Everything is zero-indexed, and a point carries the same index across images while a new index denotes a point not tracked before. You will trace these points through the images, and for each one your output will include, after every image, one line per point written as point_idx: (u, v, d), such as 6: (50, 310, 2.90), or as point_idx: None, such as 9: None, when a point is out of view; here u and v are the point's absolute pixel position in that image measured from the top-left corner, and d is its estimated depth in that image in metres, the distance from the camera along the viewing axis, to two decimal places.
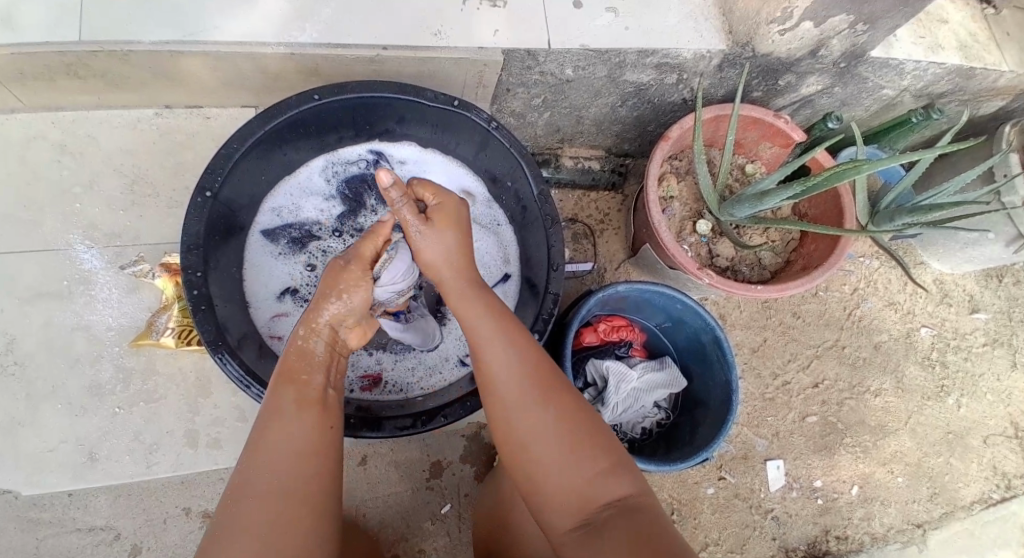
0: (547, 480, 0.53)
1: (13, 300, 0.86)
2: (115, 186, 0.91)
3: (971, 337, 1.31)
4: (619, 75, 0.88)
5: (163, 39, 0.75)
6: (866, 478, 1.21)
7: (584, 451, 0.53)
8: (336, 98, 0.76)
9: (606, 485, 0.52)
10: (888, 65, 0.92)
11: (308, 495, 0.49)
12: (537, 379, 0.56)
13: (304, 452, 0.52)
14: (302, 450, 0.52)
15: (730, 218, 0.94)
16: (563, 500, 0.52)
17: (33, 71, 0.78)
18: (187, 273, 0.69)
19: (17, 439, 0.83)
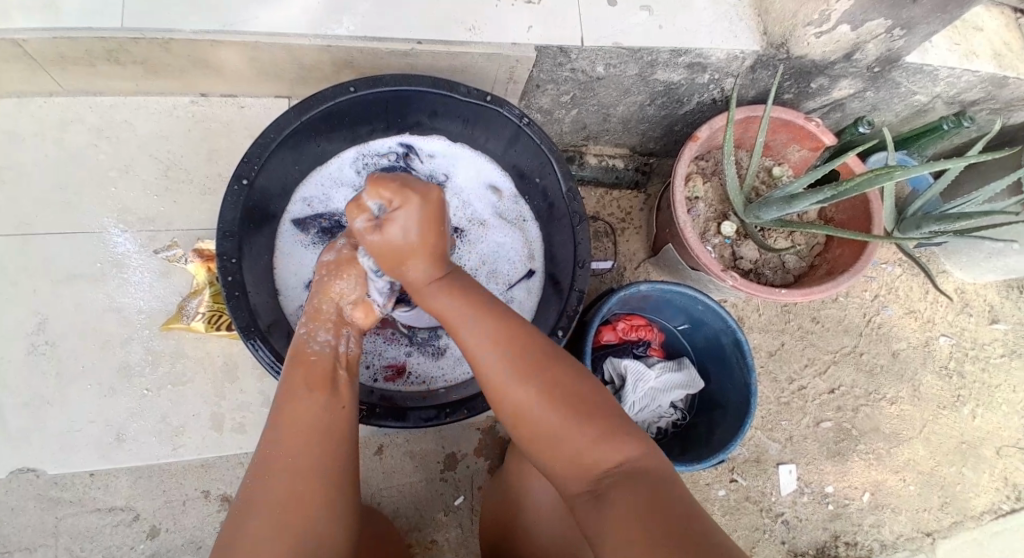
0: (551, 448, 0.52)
1: (48, 281, 0.87)
2: (151, 170, 0.92)
3: (990, 348, 1.30)
4: (649, 74, 0.88)
5: (203, 28, 0.75)
6: (878, 485, 1.20)
7: (583, 421, 0.52)
8: (371, 91, 0.76)
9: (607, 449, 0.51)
10: (922, 71, 0.91)
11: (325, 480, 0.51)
12: (521, 354, 0.55)
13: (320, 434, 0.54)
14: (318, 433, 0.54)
15: (756, 221, 0.94)
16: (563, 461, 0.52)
17: (74, 56, 0.79)
18: (222, 259, 0.70)
19: (48, 416, 0.85)
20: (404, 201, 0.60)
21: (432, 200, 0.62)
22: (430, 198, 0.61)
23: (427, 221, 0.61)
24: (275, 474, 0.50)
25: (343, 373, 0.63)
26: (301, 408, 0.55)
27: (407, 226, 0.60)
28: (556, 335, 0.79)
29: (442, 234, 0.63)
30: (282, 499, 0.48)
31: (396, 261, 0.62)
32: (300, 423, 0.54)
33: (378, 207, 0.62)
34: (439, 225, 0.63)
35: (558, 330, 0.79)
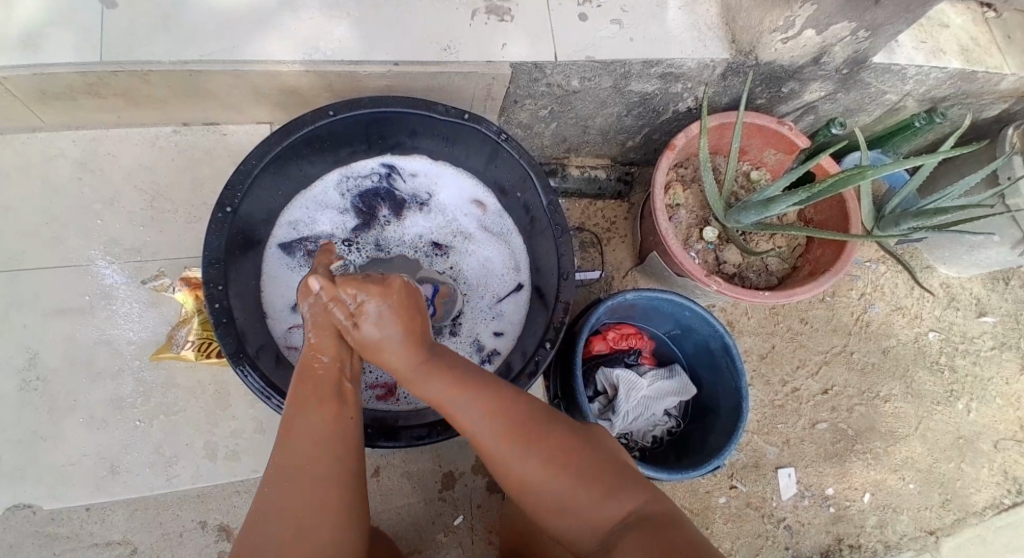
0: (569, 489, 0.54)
1: (32, 315, 0.87)
2: (132, 201, 0.92)
3: (979, 341, 1.30)
4: (624, 86, 0.89)
5: (181, 57, 0.76)
6: (879, 484, 1.20)
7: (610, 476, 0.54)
8: (350, 113, 0.78)
9: (616, 500, 0.52)
10: (890, 71, 0.94)
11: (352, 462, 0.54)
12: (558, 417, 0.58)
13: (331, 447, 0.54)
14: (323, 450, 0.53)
15: (736, 225, 0.95)
16: (577, 522, 0.53)
17: (54, 90, 0.80)
18: (207, 286, 0.70)
19: (36, 452, 0.84)
20: (379, 294, 0.59)
21: (397, 297, 0.60)
22: (392, 295, 0.60)
23: (401, 319, 0.60)
24: (282, 507, 0.48)
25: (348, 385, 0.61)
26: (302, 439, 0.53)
27: (384, 327, 0.59)
28: (544, 346, 0.79)
29: (420, 344, 0.60)
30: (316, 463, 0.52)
31: (373, 355, 0.61)
32: (301, 452, 0.52)
33: (368, 301, 0.59)
34: (417, 333, 0.61)
35: (546, 340, 0.79)
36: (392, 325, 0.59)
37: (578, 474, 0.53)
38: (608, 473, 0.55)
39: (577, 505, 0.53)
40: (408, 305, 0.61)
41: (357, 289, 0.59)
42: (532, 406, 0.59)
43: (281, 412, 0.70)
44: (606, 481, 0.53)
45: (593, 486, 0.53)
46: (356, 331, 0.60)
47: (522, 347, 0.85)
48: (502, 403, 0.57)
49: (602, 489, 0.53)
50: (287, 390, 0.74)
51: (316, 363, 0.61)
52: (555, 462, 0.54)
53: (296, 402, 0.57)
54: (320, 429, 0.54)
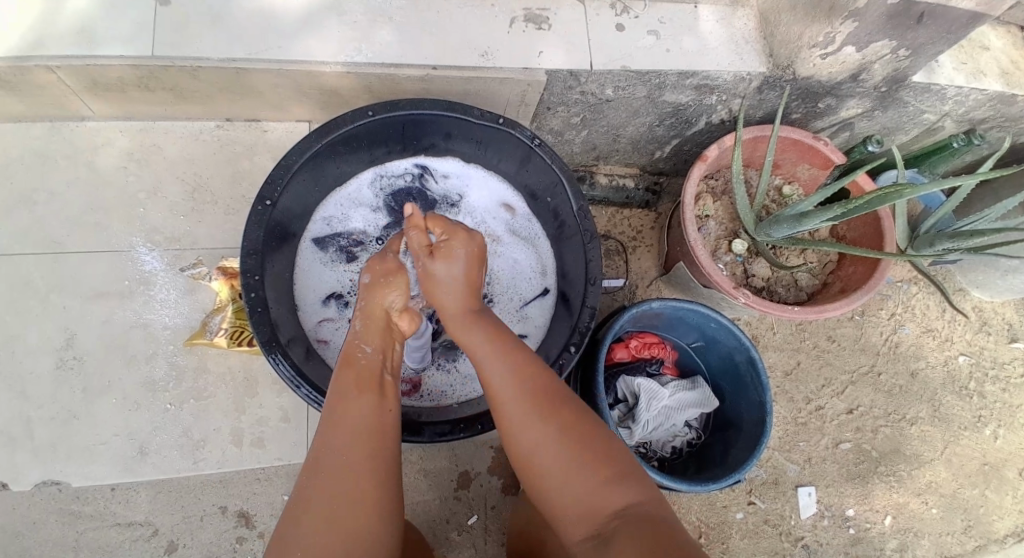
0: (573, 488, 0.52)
1: (75, 298, 0.90)
2: (176, 192, 0.95)
3: (1011, 367, 1.27)
4: (658, 96, 0.90)
5: (228, 55, 0.79)
6: (901, 508, 1.17)
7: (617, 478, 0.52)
8: (388, 114, 0.79)
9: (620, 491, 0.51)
10: (930, 91, 0.93)
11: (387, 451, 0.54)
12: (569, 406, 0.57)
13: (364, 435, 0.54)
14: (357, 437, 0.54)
15: (767, 238, 0.95)
16: (577, 506, 0.52)
17: (108, 82, 0.83)
18: (245, 275, 0.72)
19: (73, 429, 0.87)
20: (456, 235, 0.65)
21: (478, 247, 0.66)
22: (475, 243, 0.65)
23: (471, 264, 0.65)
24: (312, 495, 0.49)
25: (389, 378, 0.62)
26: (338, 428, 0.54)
27: (453, 265, 0.64)
28: (569, 350, 0.79)
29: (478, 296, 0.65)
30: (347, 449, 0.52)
31: (434, 291, 0.65)
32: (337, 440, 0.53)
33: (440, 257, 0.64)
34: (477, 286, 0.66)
35: (571, 345, 0.79)
36: (462, 265, 0.64)
37: (586, 459, 0.53)
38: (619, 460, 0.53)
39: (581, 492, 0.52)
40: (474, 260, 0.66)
41: (443, 228, 0.66)
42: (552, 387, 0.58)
43: (310, 401, 0.71)
44: (613, 470, 0.52)
45: (599, 472, 0.52)
46: (426, 264, 0.64)
47: (546, 352, 0.85)
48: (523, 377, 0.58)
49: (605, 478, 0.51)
50: (317, 380, 0.75)
51: (355, 352, 0.62)
52: (566, 445, 0.53)
53: (334, 386, 0.58)
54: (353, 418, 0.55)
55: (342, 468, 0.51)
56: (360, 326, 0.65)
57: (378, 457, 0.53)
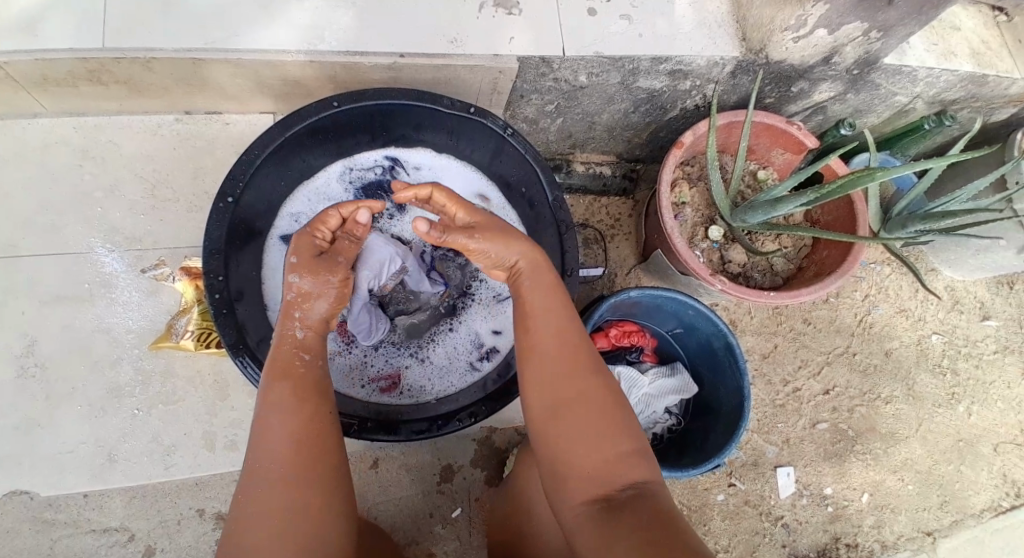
0: (582, 454, 0.53)
1: (33, 302, 0.87)
2: (136, 190, 0.92)
3: (982, 344, 1.30)
4: (632, 82, 0.88)
5: (184, 46, 0.75)
6: (877, 485, 1.20)
7: (628, 456, 0.53)
8: (355, 105, 0.77)
9: (630, 465, 0.53)
10: (901, 73, 0.93)
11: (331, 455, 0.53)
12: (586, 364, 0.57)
13: (306, 441, 0.52)
14: (299, 441, 0.52)
15: (742, 224, 0.95)
16: (583, 476, 0.52)
17: (57, 77, 0.79)
18: (208, 277, 0.70)
19: (36, 438, 0.84)
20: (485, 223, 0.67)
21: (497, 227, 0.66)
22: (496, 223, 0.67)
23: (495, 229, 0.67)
24: (254, 515, 0.48)
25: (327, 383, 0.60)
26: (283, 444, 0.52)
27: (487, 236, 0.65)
28: None
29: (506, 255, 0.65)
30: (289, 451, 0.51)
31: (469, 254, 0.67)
32: (281, 448, 0.51)
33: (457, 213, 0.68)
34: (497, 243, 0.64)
35: None
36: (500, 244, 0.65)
37: (598, 430, 0.53)
38: (630, 435, 0.55)
39: (589, 463, 0.52)
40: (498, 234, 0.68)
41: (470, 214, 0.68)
42: (578, 353, 0.58)
43: None
44: (621, 448, 0.53)
45: (613, 448, 0.53)
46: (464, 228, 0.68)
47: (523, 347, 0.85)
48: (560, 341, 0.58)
49: (612, 447, 0.53)
50: None
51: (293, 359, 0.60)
52: (577, 410, 0.54)
53: (285, 384, 0.55)
54: (292, 416, 0.53)
55: (296, 474, 0.50)
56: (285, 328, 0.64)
57: (328, 452, 0.53)
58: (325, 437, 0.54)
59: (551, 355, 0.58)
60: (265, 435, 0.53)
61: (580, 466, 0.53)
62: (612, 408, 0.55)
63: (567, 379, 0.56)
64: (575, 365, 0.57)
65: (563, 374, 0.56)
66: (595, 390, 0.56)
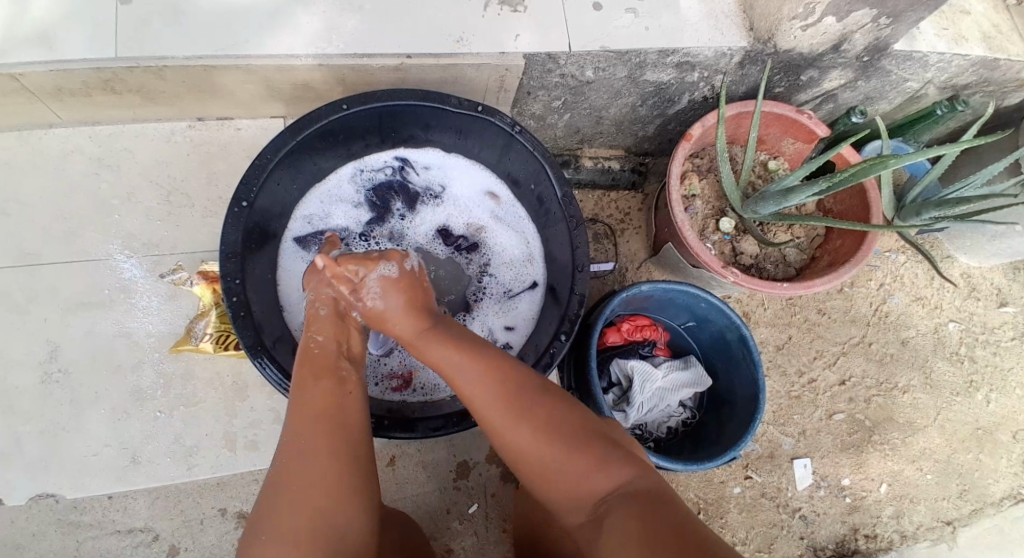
0: (559, 467, 0.54)
1: (56, 309, 0.89)
2: (152, 196, 0.93)
3: (1000, 331, 1.28)
4: (639, 75, 0.88)
5: (194, 53, 0.76)
6: (896, 475, 1.19)
7: (602, 464, 0.53)
8: (364, 107, 0.78)
9: (607, 472, 0.53)
10: (912, 58, 0.91)
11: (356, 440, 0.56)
12: (513, 389, 0.57)
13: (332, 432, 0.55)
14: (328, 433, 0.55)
15: (753, 216, 0.94)
16: (570, 489, 0.54)
17: (72, 87, 0.80)
18: (226, 281, 0.71)
19: (62, 442, 0.86)
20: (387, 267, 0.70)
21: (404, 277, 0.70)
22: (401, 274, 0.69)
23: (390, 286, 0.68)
24: (274, 517, 0.48)
25: (347, 369, 0.63)
26: (303, 456, 0.51)
27: (387, 297, 0.67)
28: (559, 339, 0.78)
29: (424, 308, 0.67)
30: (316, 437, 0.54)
31: (386, 327, 0.68)
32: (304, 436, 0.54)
33: (380, 270, 0.68)
34: (420, 303, 0.68)
35: (561, 334, 0.79)
36: (395, 296, 0.67)
37: (569, 450, 0.54)
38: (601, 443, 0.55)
39: (568, 481, 0.54)
40: (416, 289, 0.70)
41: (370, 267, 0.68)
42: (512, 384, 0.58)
43: None
44: (597, 452, 0.54)
45: (587, 457, 0.54)
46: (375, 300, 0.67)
47: (536, 344, 0.85)
48: (488, 378, 0.58)
49: (586, 454, 0.54)
50: None
51: (309, 345, 0.65)
52: (540, 436, 0.55)
53: (300, 378, 0.60)
54: (313, 436, 0.53)
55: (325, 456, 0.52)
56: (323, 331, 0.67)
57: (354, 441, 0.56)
58: (352, 445, 0.55)
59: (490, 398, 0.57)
60: (287, 447, 0.53)
61: (564, 487, 0.54)
62: (565, 425, 0.55)
63: (512, 411, 0.56)
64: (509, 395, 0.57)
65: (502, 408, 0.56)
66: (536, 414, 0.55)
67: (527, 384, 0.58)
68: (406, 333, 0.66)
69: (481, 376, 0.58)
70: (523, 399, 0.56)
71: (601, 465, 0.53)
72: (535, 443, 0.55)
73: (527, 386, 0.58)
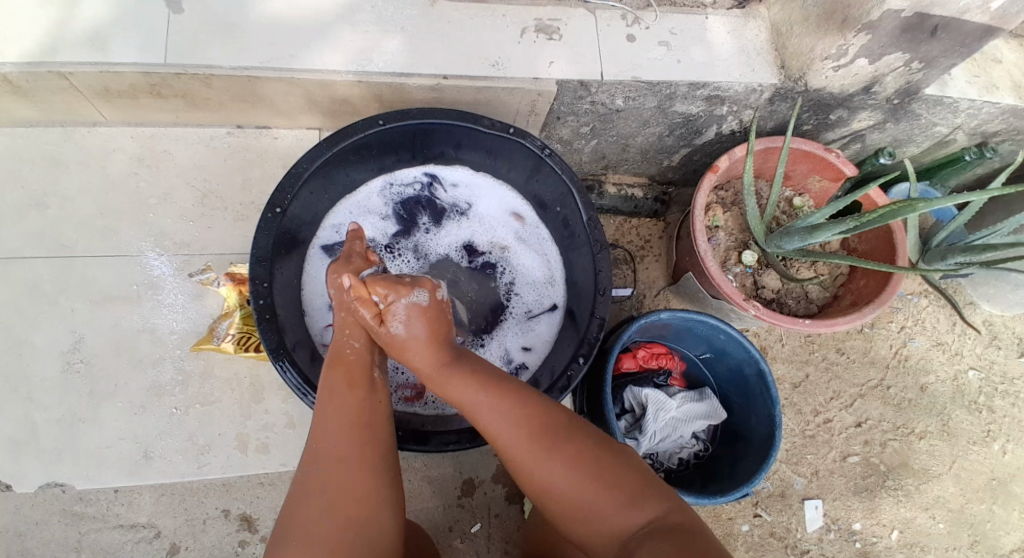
0: (588, 507, 0.56)
1: (85, 301, 0.91)
2: (187, 197, 0.96)
3: (1022, 382, 1.26)
4: (668, 106, 0.89)
5: (242, 64, 0.79)
6: (908, 523, 1.16)
7: (629, 501, 0.55)
8: (400, 124, 0.80)
9: (635, 511, 0.54)
10: (942, 103, 0.92)
11: (379, 450, 0.57)
12: (537, 426, 0.58)
13: (356, 442, 0.56)
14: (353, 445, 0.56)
15: (776, 250, 0.94)
16: (597, 527, 0.55)
17: (120, 88, 0.83)
18: (255, 282, 0.72)
19: (79, 433, 0.87)
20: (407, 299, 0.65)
21: (428, 305, 0.66)
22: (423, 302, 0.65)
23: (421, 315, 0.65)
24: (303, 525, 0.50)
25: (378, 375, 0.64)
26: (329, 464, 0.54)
27: (410, 324, 0.64)
28: (578, 361, 0.79)
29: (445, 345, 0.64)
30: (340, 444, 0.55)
31: (402, 354, 0.65)
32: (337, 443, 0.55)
33: (411, 295, 0.65)
34: (442, 336, 0.65)
35: (580, 356, 0.79)
36: (419, 324, 0.64)
37: (598, 485, 0.56)
38: (626, 483, 0.56)
39: (596, 520, 0.55)
40: (441, 317, 0.67)
41: (384, 287, 0.65)
42: (555, 418, 0.60)
43: None
44: (624, 494, 0.55)
45: (614, 498, 0.55)
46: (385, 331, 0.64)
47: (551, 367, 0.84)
48: (517, 416, 0.59)
49: (616, 496, 0.55)
50: None
51: (343, 350, 0.64)
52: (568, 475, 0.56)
53: (326, 386, 0.60)
54: (342, 446, 0.55)
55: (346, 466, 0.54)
56: (350, 336, 0.66)
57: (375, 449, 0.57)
58: (377, 452, 0.57)
59: (515, 439, 0.58)
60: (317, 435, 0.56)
61: (591, 521, 0.55)
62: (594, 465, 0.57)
63: (538, 448, 0.57)
64: (535, 433, 0.58)
65: (526, 445, 0.58)
66: (561, 449, 0.57)
67: (551, 418, 0.60)
68: (419, 365, 0.65)
69: (511, 417, 0.59)
70: (548, 438, 0.58)
71: (628, 505, 0.54)
72: (562, 480, 0.57)
73: (553, 430, 0.59)
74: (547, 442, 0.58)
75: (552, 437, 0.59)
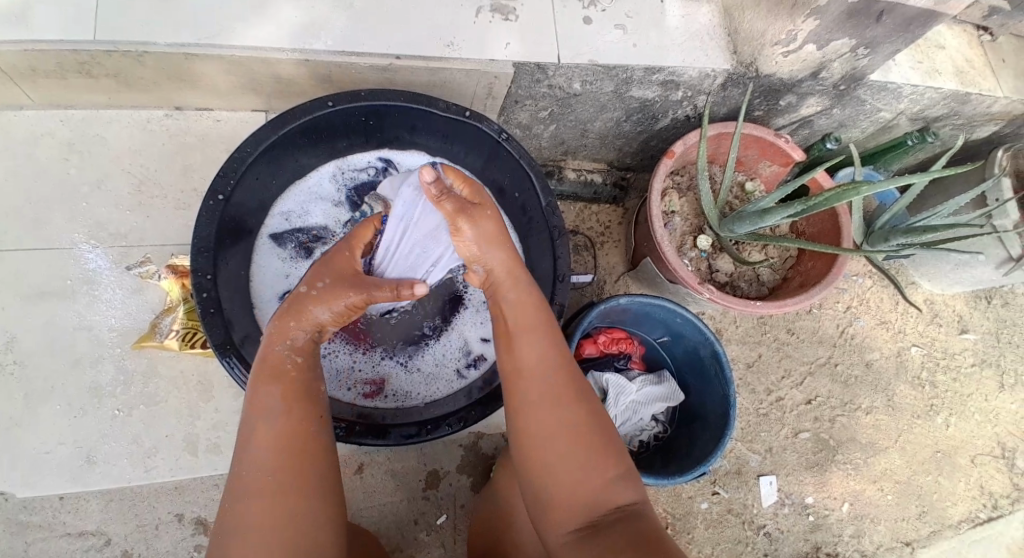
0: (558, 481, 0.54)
1: (14, 297, 0.85)
2: (123, 185, 0.90)
3: (960, 357, 1.33)
4: (625, 91, 0.89)
5: (178, 41, 0.75)
6: (858, 495, 1.21)
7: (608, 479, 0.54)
8: (351, 105, 0.77)
9: (617, 488, 0.54)
10: (886, 89, 0.95)
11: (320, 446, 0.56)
12: (557, 382, 0.58)
13: (299, 441, 0.54)
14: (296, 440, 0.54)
15: (730, 235, 0.96)
16: (569, 499, 0.53)
17: (44, 68, 0.77)
18: (195, 276, 0.69)
19: (10, 438, 0.82)
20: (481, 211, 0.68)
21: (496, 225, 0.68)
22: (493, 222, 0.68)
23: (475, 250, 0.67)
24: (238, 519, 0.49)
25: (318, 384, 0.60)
26: (270, 450, 0.53)
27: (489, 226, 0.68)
28: None
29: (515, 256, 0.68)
30: (290, 438, 0.54)
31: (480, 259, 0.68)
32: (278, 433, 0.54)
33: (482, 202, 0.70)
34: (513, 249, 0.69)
35: None
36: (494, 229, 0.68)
37: (587, 460, 0.54)
38: (617, 458, 0.55)
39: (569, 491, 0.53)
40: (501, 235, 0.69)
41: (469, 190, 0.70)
42: (569, 383, 0.58)
43: None
44: (609, 471, 0.54)
45: (598, 473, 0.54)
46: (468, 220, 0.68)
47: None
48: (547, 365, 0.59)
49: (597, 474, 0.54)
50: None
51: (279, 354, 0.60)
52: (551, 447, 0.55)
53: (264, 387, 0.57)
54: (291, 436, 0.54)
55: (288, 464, 0.52)
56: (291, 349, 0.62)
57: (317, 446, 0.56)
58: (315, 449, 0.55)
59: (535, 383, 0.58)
60: (260, 431, 0.54)
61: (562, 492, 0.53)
62: (587, 438, 0.55)
63: (550, 400, 0.57)
64: (553, 392, 0.58)
65: (548, 398, 0.57)
66: (560, 409, 0.56)
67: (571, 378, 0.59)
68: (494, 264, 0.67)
69: (552, 357, 0.60)
70: (568, 397, 0.57)
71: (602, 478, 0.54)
72: (545, 448, 0.55)
73: (567, 392, 0.58)
74: (554, 401, 0.57)
75: (562, 401, 0.57)
